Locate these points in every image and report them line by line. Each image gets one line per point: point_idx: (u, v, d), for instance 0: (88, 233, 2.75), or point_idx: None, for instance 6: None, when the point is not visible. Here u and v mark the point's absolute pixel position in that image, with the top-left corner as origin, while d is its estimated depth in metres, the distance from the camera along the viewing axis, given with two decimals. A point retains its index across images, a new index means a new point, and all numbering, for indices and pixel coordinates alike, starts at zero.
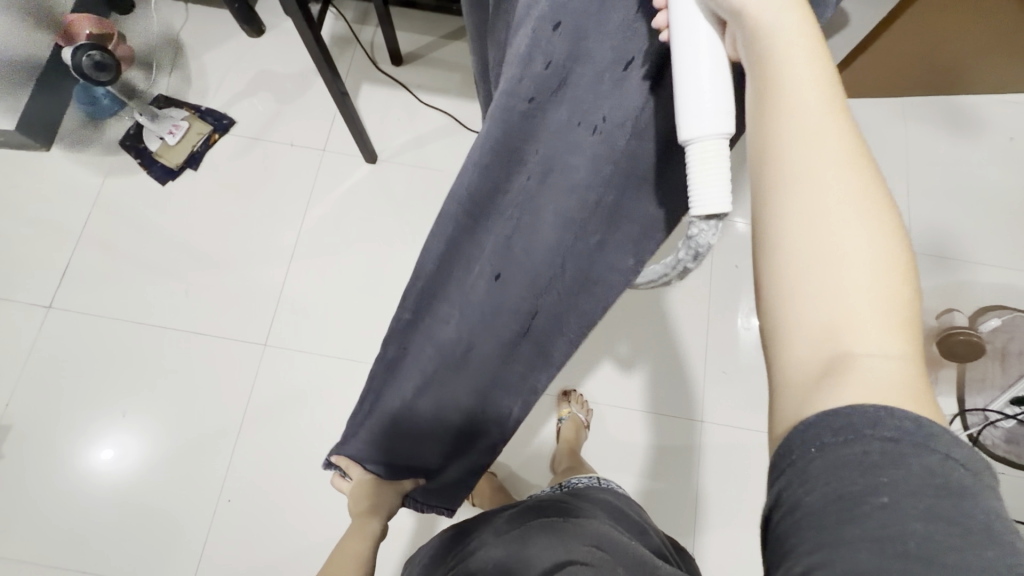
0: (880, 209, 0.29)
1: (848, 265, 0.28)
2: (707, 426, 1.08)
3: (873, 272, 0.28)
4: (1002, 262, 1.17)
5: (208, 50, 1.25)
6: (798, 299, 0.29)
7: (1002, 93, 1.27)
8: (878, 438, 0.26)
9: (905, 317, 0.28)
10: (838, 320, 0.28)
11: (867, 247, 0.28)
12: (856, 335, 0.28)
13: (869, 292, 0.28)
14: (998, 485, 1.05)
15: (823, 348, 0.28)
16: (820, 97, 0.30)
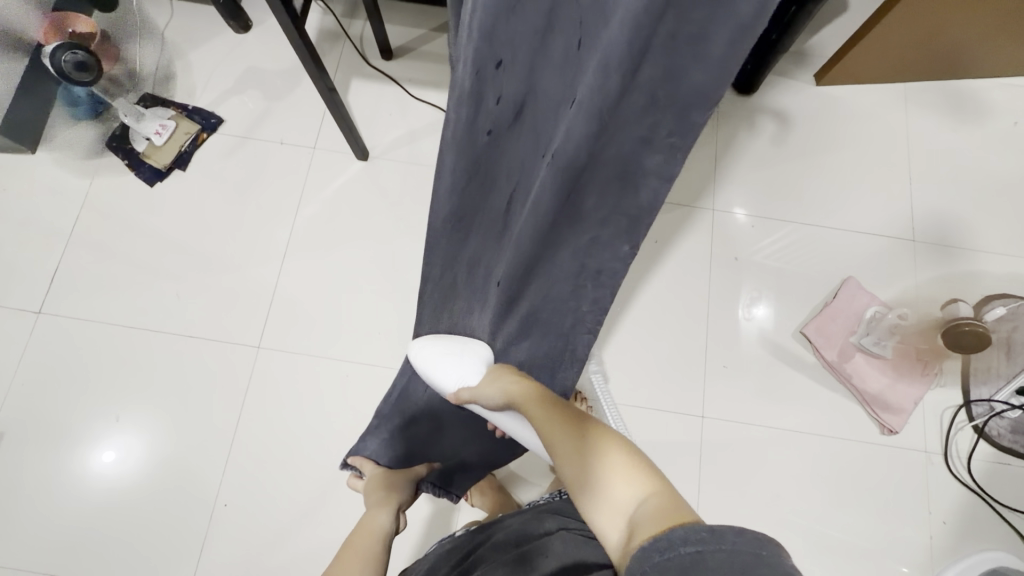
0: (587, 433, 0.47)
1: (594, 467, 0.43)
2: (709, 422, 1.06)
3: (605, 465, 0.43)
4: (1007, 249, 1.15)
5: (194, 48, 1.22)
6: (596, 505, 0.42)
7: (1005, 77, 1.25)
8: (688, 547, 0.31)
9: (640, 470, 0.42)
10: (609, 500, 0.41)
11: (597, 456, 0.44)
12: (622, 503, 0.40)
13: (614, 471, 0.42)
14: (1004, 476, 1.04)
15: (617, 527, 0.39)
16: (533, 401, 0.54)
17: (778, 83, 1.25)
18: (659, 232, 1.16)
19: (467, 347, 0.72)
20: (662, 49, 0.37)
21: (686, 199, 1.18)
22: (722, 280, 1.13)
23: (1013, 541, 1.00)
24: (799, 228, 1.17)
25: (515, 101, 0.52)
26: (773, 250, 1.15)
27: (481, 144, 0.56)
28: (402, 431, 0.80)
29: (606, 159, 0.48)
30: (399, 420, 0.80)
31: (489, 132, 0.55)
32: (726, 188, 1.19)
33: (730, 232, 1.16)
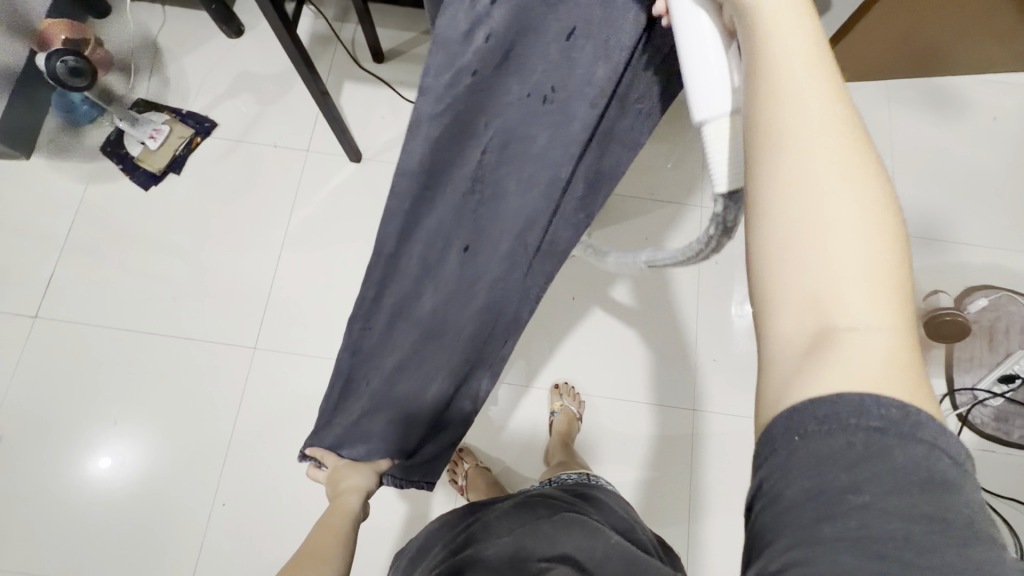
0: (864, 161, 0.29)
1: (834, 220, 0.28)
2: (699, 414, 1.08)
3: (860, 227, 0.27)
4: (988, 242, 1.18)
5: (187, 53, 1.23)
6: (790, 270, 0.28)
7: (984, 73, 1.28)
8: (866, 424, 0.26)
9: (898, 276, 0.28)
10: (826, 292, 0.27)
11: (849, 200, 0.28)
12: (844, 307, 0.27)
13: (861, 265, 0.27)
14: (987, 462, 1.06)
15: (808, 321, 0.28)
16: (801, 58, 0.30)
17: None
18: (648, 229, 1.18)
19: None
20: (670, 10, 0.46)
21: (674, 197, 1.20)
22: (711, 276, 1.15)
23: (997, 526, 1.03)
24: None
25: (506, 44, 0.48)
26: None
27: (465, 88, 0.50)
28: (353, 426, 0.71)
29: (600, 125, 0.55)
30: (359, 406, 0.71)
31: (472, 73, 0.49)
32: None
33: None
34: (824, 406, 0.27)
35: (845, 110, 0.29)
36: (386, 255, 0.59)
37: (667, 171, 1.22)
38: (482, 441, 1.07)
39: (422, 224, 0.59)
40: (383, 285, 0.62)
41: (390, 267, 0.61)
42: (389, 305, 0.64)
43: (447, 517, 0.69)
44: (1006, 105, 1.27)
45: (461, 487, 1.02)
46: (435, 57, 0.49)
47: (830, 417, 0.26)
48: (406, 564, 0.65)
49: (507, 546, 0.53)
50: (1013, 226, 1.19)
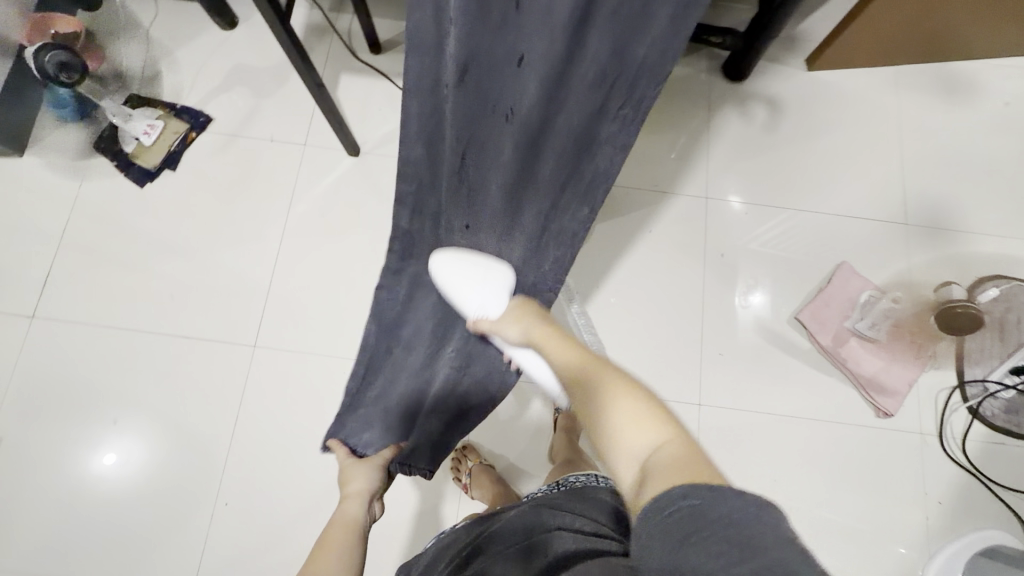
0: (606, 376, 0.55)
1: (611, 409, 0.50)
2: (704, 409, 1.07)
3: (627, 409, 0.49)
4: (1000, 231, 1.16)
5: (180, 46, 1.21)
6: (608, 442, 0.48)
7: (995, 57, 1.24)
8: (688, 502, 0.36)
9: (661, 418, 0.47)
10: (621, 438, 0.47)
11: (615, 397, 0.51)
12: (636, 447, 0.46)
13: (633, 416, 0.48)
14: (998, 455, 1.05)
15: (631, 470, 0.45)
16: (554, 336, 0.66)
17: (770, 69, 1.24)
18: (652, 221, 1.16)
19: (488, 264, 0.74)
20: (608, 22, 0.44)
21: (679, 188, 1.18)
22: (716, 269, 1.14)
23: (1007, 519, 1.02)
24: (793, 214, 1.17)
25: (470, 56, 0.49)
26: (768, 237, 1.16)
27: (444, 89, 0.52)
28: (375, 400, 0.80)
29: (560, 126, 0.55)
30: (379, 381, 0.80)
31: (446, 83, 0.52)
32: (719, 176, 1.19)
33: (724, 220, 1.16)
34: (661, 498, 0.38)
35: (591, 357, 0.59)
36: (404, 228, 0.72)
37: (671, 161, 1.19)
38: (485, 438, 1.06)
39: (429, 201, 0.68)
40: (407, 252, 0.76)
41: (409, 236, 0.74)
42: (411, 273, 0.78)
43: (460, 525, 0.69)
44: (1018, 90, 1.24)
45: (466, 484, 1.01)
46: (412, 61, 0.50)
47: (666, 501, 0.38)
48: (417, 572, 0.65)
49: (503, 562, 0.53)
50: None
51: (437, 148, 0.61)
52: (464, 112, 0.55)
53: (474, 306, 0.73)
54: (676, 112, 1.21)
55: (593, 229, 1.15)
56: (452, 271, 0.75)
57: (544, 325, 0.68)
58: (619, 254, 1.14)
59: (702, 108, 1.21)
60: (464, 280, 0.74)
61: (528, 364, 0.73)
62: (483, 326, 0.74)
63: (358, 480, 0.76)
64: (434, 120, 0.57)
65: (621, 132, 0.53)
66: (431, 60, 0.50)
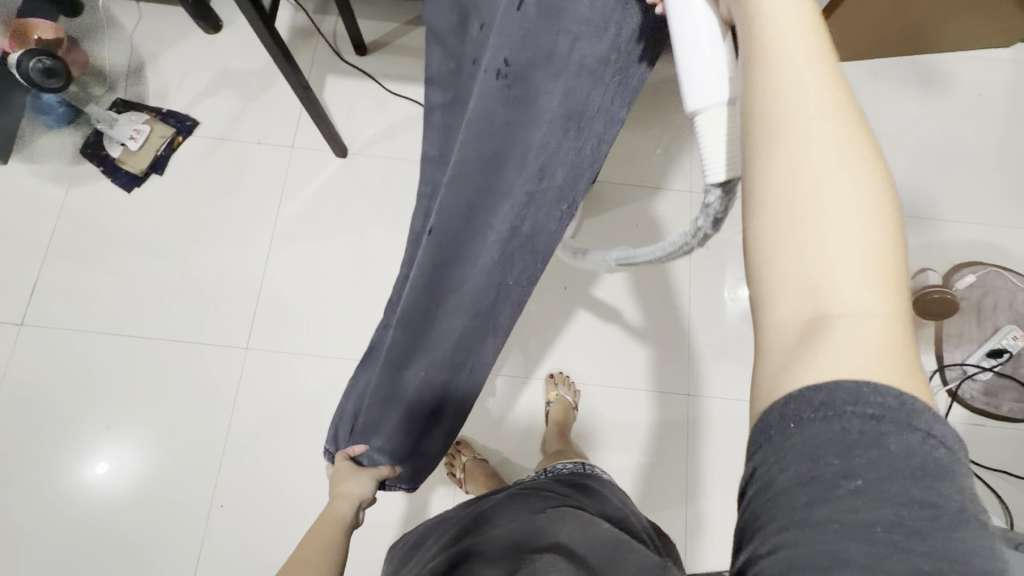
0: (860, 146, 0.28)
1: (826, 182, 0.27)
2: (693, 398, 1.09)
3: (862, 227, 0.27)
4: (974, 218, 1.19)
5: (166, 50, 1.21)
6: (786, 261, 0.28)
7: (967, 49, 1.28)
8: (863, 412, 0.26)
9: (894, 265, 0.27)
10: (823, 269, 0.27)
11: (846, 176, 0.27)
12: (837, 295, 0.27)
13: (856, 245, 0.27)
14: (977, 436, 1.08)
15: (802, 309, 0.27)
16: (798, 41, 0.29)
17: None
18: (637, 216, 1.18)
19: None
20: None
21: (664, 182, 1.20)
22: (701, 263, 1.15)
23: (986, 497, 1.05)
24: None
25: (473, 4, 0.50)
26: None
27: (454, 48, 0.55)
28: (362, 410, 0.71)
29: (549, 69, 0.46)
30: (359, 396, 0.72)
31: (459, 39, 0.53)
32: None
33: None
34: (819, 393, 0.26)
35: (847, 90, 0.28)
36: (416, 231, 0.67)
37: (656, 156, 1.21)
38: (477, 434, 1.07)
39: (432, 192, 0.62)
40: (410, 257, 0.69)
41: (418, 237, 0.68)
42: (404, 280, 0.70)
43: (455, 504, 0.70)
44: (990, 81, 1.27)
45: (460, 479, 1.03)
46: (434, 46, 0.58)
47: (827, 404, 0.26)
48: (400, 555, 0.67)
49: (494, 540, 0.54)
50: (999, 202, 1.20)
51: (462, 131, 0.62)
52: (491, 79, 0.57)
53: None
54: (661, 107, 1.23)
55: (580, 225, 1.17)
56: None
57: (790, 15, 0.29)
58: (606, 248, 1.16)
59: None
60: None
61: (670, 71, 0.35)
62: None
63: (353, 482, 0.76)
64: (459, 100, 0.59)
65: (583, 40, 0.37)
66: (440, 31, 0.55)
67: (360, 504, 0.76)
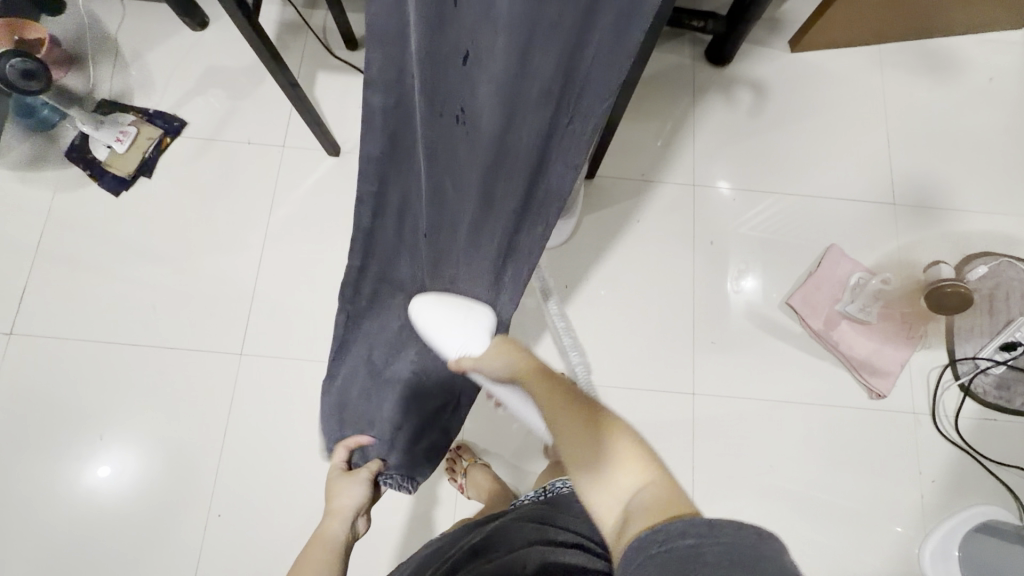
0: (587, 415, 0.53)
1: (586, 447, 0.50)
2: (698, 398, 1.06)
3: (611, 452, 0.49)
4: (985, 207, 1.16)
5: (151, 49, 1.17)
6: (595, 490, 0.48)
7: (975, 33, 1.24)
8: (688, 541, 0.37)
9: (642, 456, 0.49)
10: (609, 485, 0.48)
11: (595, 441, 0.50)
12: (619, 493, 0.47)
13: (614, 459, 0.49)
14: (991, 431, 1.05)
15: (613, 515, 0.46)
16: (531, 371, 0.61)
17: (754, 52, 1.23)
18: (641, 210, 1.15)
19: (471, 305, 0.69)
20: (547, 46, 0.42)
21: (664, 175, 1.16)
22: (706, 258, 1.13)
23: (1000, 494, 1.02)
24: (783, 200, 1.16)
25: (442, 54, 0.44)
26: (759, 223, 1.15)
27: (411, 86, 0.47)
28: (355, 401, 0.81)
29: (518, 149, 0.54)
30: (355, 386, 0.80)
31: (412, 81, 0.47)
32: (709, 162, 1.17)
33: (715, 207, 1.15)
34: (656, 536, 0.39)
35: (566, 394, 0.56)
36: (365, 231, 0.61)
37: (658, 149, 1.18)
38: (479, 437, 1.05)
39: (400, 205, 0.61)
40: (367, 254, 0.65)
41: (371, 240, 0.63)
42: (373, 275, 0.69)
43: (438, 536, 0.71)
44: (1001, 66, 1.24)
45: (461, 484, 1.00)
46: (375, 54, 0.44)
47: (665, 536, 0.38)
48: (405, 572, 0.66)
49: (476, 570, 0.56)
50: (1012, 190, 1.17)
51: (404, 148, 0.54)
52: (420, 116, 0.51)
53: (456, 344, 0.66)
54: (661, 99, 1.20)
55: (580, 222, 1.14)
56: (433, 313, 0.68)
57: (527, 359, 0.62)
58: (608, 245, 1.13)
59: (687, 93, 1.20)
60: (447, 322, 0.68)
61: (508, 395, 0.68)
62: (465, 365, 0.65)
63: (344, 494, 0.77)
64: (396, 121, 0.51)
65: (569, 148, 0.53)
66: (392, 48, 0.44)
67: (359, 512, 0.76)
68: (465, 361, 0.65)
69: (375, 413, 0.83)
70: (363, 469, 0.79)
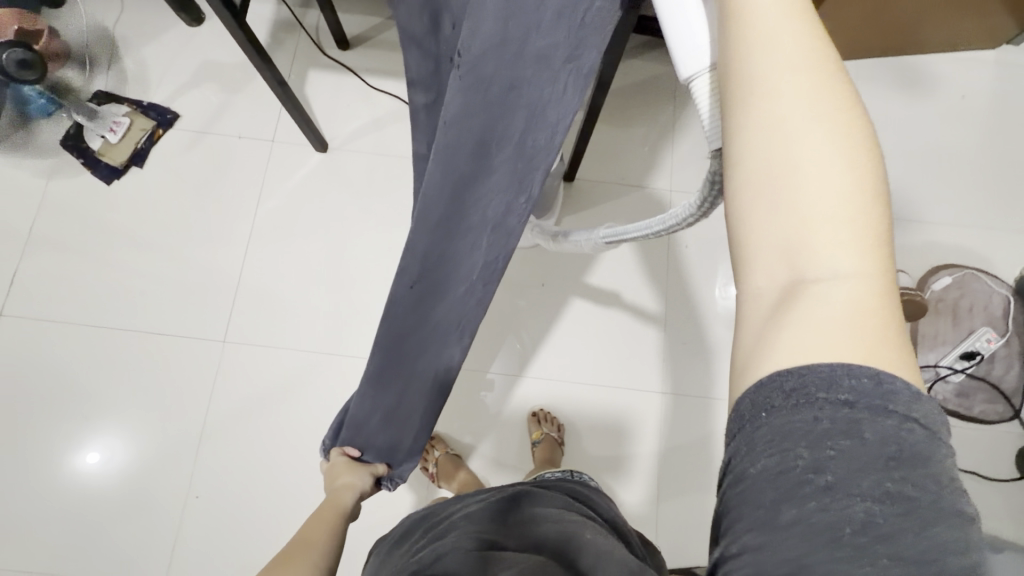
0: (847, 133, 0.29)
1: (809, 171, 0.28)
2: (667, 396, 1.10)
3: (846, 202, 0.28)
4: (952, 220, 1.19)
5: (148, 42, 1.21)
6: (760, 222, 0.29)
7: (949, 51, 1.28)
8: (841, 398, 0.26)
9: (877, 242, 0.28)
10: (799, 240, 0.28)
11: (837, 181, 0.28)
12: (811, 259, 0.28)
13: (835, 218, 0.28)
14: (949, 437, 1.09)
15: (778, 277, 0.29)
16: (778, 13, 0.30)
17: None
18: (619, 213, 1.18)
19: None
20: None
21: (645, 180, 1.20)
22: (682, 262, 1.16)
23: None
24: None
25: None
26: None
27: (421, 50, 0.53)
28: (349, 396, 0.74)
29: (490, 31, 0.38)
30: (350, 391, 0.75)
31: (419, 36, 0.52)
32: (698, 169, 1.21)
33: None
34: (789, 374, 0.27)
35: (825, 73, 0.29)
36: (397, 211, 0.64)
37: (641, 153, 1.21)
38: (454, 429, 1.08)
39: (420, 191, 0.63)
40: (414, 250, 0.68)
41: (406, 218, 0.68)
42: None
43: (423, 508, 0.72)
44: (974, 84, 1.27)
45: (432, 474, 1.03)
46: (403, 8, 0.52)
47: (799, 392, 0.27)
48: (387, 546, 0.68)
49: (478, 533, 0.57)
50: (979, 205, 1.21)
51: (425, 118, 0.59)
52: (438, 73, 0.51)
53: None
54: (643, 104, 1.24)
55: (559, 223, 1.17)
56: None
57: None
58: None
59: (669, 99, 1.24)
60: None
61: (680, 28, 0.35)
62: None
63: (348, 480, 0.77)
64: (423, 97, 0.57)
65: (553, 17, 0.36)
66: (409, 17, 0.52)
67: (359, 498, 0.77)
68: None
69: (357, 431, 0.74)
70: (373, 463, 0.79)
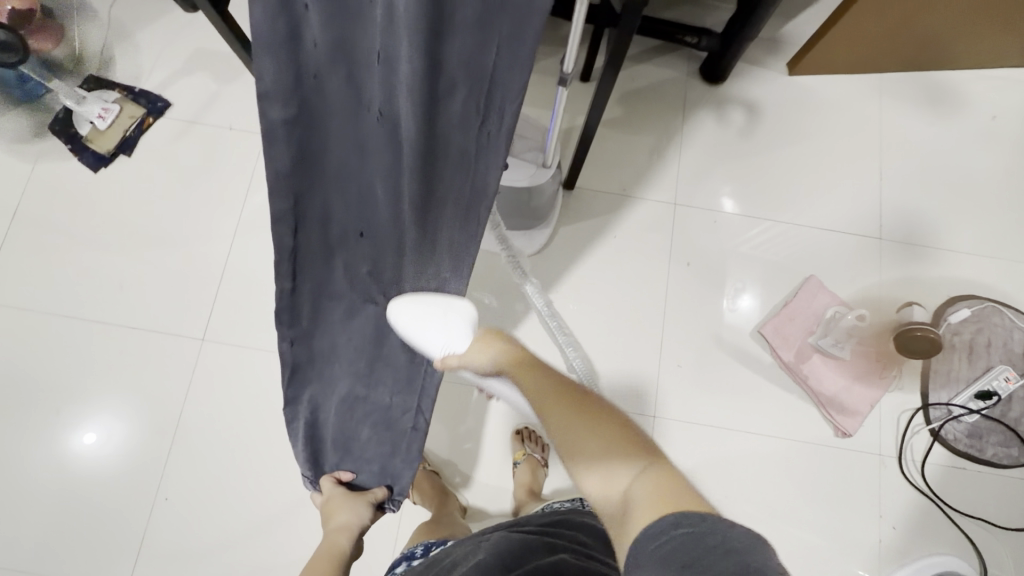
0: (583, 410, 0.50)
1: (585, 449, 0.48)
2: (660, 421, 1.04)
3: (611, 447, 0.47)
4: (973, 249, 1.12)
5: (141, 27, 1.17)
6: (589, 485, 0.47)
7: (980, 68, 1.20)
8: (682, 530, 0.38)
9: (641, 452, 0.46)
10: (608, 488, 0.45)
11: (598, 443, 0.47)
12: (619, 488, 0.45)
13: (616, 454, 0.46)
14: (958, 481, 1.02)
15: (618, 511, 0.44)
16: (520, 361, 0.58)
17: (750, 72, 1.20)
18: (621, 224, 1.12)
19: (451, 301, 0.65)
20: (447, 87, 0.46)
21: (649, 191, 1.14)
22: (682, 280, 1.10)
23: (961, 545, 0.99)
24: (778, 225, 1.14)
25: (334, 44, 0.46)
26: (762, 242, 1.13)
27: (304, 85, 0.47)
28: (329, 427, 0.77)
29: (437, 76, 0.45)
30: (303, 433, 0.76)
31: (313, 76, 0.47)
32: (710, 183, 1.15)
33: (716, 228, 1.13)
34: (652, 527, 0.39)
35: (559, 381, 0.54)
36: (290, 245, 0.58)
37: (648, 162, 1.16)
38: (433, 442, 1.03)
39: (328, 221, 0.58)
40: (296, 273, 0.61)
41: (293, 256, 0.59)
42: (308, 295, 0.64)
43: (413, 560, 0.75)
44: (1006, 104, 1.20)
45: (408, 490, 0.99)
46: (265, 61, 0.44)
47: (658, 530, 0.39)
48: None
49: None
50: (1005, 234, 1.13)
51: (313, 154, 0.53)
52: (337, 104, 0.50)
53: (439, 342, 0.63)
54: (652, 110, 1.18)
55: (556, 233, 1.12)
56: (412, 313, 0.65)
57: (510, 345, 0.60)
58: (580, 259, 1.11)
59: (679, 107, 1.18)
60: (415, 320, 0.65)
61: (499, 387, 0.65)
62: (451, 365, 0.63)
63: (345, 515, 0.78)
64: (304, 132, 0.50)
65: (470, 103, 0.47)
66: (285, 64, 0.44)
67: (359, 533, 0.79)
68: (450, 360, 0.63)
69: (351, 450, 0.79)
70: (369, 492, 0.81)
